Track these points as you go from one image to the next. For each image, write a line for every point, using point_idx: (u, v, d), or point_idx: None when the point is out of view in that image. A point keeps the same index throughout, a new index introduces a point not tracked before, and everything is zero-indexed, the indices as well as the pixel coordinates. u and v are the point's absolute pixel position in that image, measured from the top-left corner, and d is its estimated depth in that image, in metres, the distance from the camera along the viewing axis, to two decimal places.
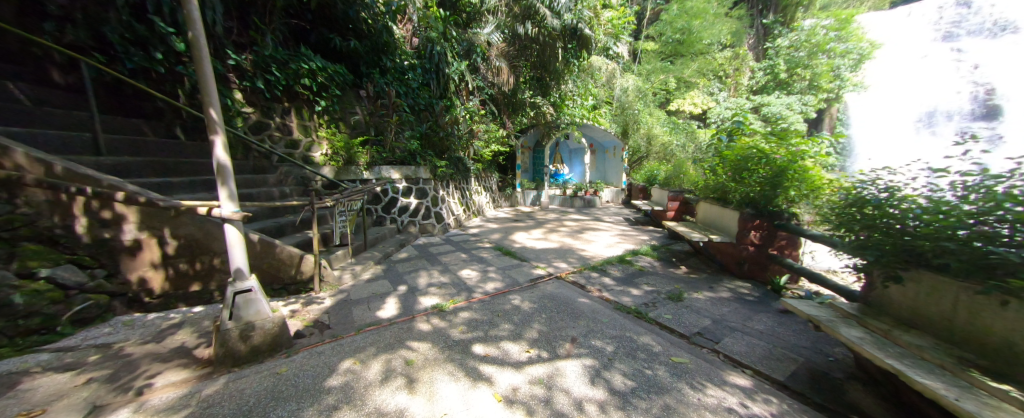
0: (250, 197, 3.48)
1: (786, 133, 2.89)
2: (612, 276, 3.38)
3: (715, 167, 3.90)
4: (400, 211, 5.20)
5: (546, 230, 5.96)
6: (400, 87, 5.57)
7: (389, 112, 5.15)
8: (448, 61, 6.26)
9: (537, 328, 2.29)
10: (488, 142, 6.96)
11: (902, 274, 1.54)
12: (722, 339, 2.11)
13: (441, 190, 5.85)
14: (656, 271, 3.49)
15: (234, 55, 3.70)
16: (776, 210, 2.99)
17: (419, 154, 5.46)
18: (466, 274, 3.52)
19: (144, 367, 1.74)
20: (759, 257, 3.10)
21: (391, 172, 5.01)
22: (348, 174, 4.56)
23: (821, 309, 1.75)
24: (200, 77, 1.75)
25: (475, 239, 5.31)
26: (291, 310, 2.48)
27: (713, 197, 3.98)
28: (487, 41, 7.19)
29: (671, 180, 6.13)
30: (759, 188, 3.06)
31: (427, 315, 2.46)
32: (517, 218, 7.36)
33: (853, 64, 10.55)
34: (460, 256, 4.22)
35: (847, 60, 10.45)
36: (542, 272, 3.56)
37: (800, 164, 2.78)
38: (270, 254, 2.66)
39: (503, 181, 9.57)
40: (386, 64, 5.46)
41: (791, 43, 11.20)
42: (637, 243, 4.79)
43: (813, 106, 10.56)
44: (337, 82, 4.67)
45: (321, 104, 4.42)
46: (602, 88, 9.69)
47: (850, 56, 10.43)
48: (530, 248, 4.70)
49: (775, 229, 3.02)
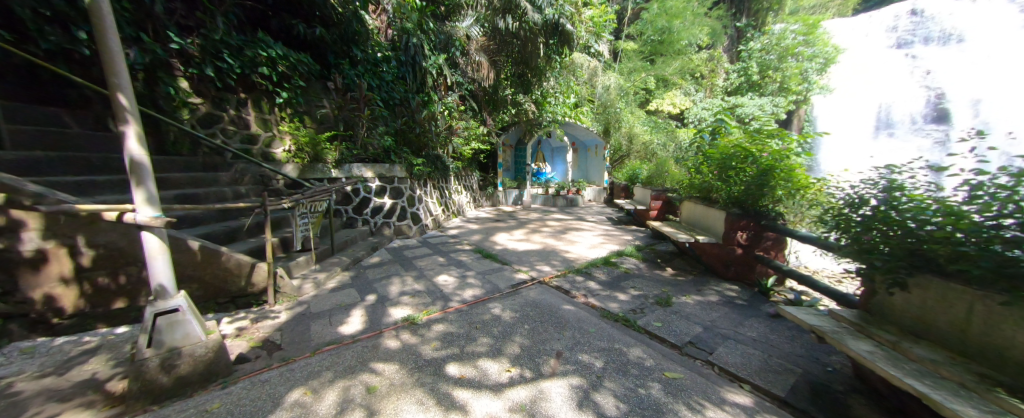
0: (195, 198, 3.09)
1: (768, 132, 2.85)
2: (597, 280, 3.23)
3: (698, 168, 3.85)
4: (372, 212, 4.86)
5: (528, 230, 5.77)
6: (372, 80, 5.22)
7: (360, 105, 4.81)
8: (424, 54, 5.92)
9: (519, 342, 2.08)
10: (467, 139, 6.70)
11: (908, 280, 1.44)
12: (715, 349, 1.97)
13: (417, 189, 5.55)
14: (642, 274, 3.36)
15: (177, 38, 3.29)
16: (763, 210, 2.93)
17: (394, 151, 5.16)
18: (443, 280, 3.27)
19: (33, 410, 1.40)
20: (745, 258, 3.03)
21: (363, 170, 4.69)
22: (314, 172, 4.20)
23: (822, 318, 1.62)
24: (104, 53, 1.40)
25: (454, 241, 5.04)
26: (237, 328, 2.16)
27: (696, 197, 3.91)
28: (466, 35, 6.92)
29: (653, 179, 6.08)
30: (744, 187, 2.99)
31: (397, 329, 2.21)
32: (499, 218, 7.13)
33: (821, 68, 10.93)
34: (437, 260, 3.96)
35: (814, 64, 10.79)
36: (524, 277, 3.37)
37: (785, 162, 2.72)
38: (214, 263, 2.33)
39: (484, 179, 9.35)
40: (357, 56, 5.11)
41: (763, 46, 11.53)
42: (621, 243, 4.68)
43: (783, 108, 10.97)
44: (300, 72, 4.30)
45: (283, 95, 4.04)
46: (583, 86, 9.59)
47: (816, 59, 10.76)
48: (512, 249, 4.50)
49: (761, 230, 2.96)
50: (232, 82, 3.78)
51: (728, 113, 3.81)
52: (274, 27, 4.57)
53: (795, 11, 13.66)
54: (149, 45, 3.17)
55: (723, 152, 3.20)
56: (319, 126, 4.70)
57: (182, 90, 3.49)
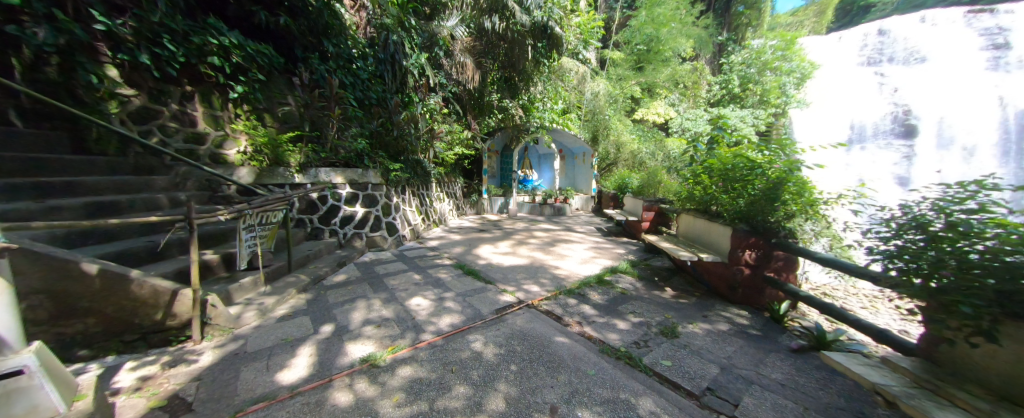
0: (114, 208, 2.57)
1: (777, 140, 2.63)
2: (592, 303, 2.88)
3: (695, 179, 3.60)
4: (342, 222, 4.37)
5: (515, 242, 5.39)
6: (345, 76, 4.78)
7: (329, 104, 4.35)
8: (405, 52, 5.56)
9: (503, 391, 1.69)
10: (450, 144, 6.38)
11: (998, 329, 1.16)
12: (740, 399, 1.64)
13: (394, 197, 5.10)
14: (641, 297, 3.03)
15: (102, 17, 2.76)
16: (774, 227, 2.66)
17: (368, 155, 4.70)
18: (415, 303, 2.83)
19: None
20: (754, 281, 2.75)
21: (332, 175, 4.24)
22: (274, 176, 3.79)
23: (889, 375, 1.32)
24: None
25: (433, 254, 4.61)
26: (139, 379, 1.67)
27: (694, 210, 3.65)
28: (450, 34, 6.62)
29: (644, 188, 5.82)
30: (750, 200, 2.73)
31: (352, 375, 1.78)
32: (483, 227, 6.73)
33: (797, 82, 10.91)
34: (411, 278, 3.52)
35: (792, 78, 10.84)
36: (510, 300, 2.98)
37: (797, 174, 2.48)
38: (119, 291, 1.84)
39: (468, 186, 8.94)
40: (329, 50, 4.66)
41: (744, 59, 11.79)
42: (613, 258, 4.38)
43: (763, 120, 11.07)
44: (259, 64, 3.82)
45: (238, 89, 3.56)
46: (572, 92, 9.37)
47: (794, 74, 10.81)
48: (496, 265, 4.09)
49: (770, 249, 2.70)
50: (174, 72, 3.27)
51: (723, 122, 3.59)
52: (232, 14, 4.07)
53: (773, 27, 14.11)
54: (66, 24, 2.64)
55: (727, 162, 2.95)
56: (282, 126, 4.20)
57: (109, 78, 2.95)
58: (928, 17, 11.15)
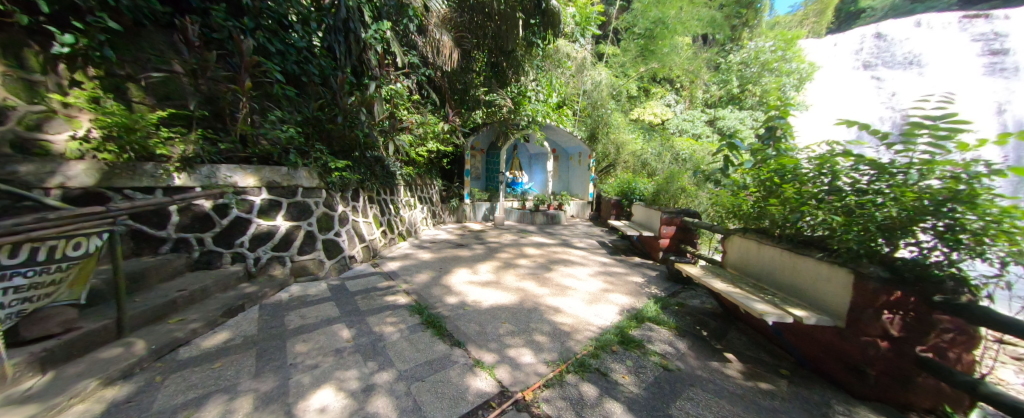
0: None
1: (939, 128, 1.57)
2: (623, 397, 1.72)
3: (756, 190, 2.53)
4: (253, 242, 3.08)
5: (500, 264, 4.19)
6: (268, 41, 3.50)
7: (237, 75, 3.08)
8: (362, 21, 4.38)
9: None
10: (422, 138, 5.27)
11: None
12: None
13: (339, 205, 3.85)
14: (699, 378, 1.90)
15: None
16: (933, 277, 1.57)
17: (298, 149, 3.43)
18: (316, 406, 1.59)
19: None
20: (898, 365, 1.63)
21: (236, 175, 3.01)
22: (136, 176, 2.55)
23: None
24: None
25: (388, 284, 3.37)
26: None
27: (757, 233, 2.54)
28: (424, 5, 5.41)
29: (661, 196, 4.71)
30: (890, 223, 1.65)
31: None
32: (462, 241, 5.52)
33: (796, 84, 10.07)
34: (339, 334, 2.28)
35: (792, 79, 9.96)
36: (487, 388, 1.77)
37: (981, 193, 1.43)
38: None
39: (447, 190, 7.70)
40: (246, 3, 3.33)
41: (742, 59, 10.71)
42: (632, 293, 3.25)
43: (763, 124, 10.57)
44: (112, 6, 2.50)
45: (63, 39, 2.23)
46: (569, 82, 8.30)
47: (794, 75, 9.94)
48: (473, 306, 2.89)
49: (930, 312, 1.59)
50: None
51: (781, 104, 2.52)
52: None
53: (773, 27, 13.58)
54: None
55: (834, 163, 1.92)
56: (160, 105, 2.89)
57: None
58: (920, 23, 10.48)
